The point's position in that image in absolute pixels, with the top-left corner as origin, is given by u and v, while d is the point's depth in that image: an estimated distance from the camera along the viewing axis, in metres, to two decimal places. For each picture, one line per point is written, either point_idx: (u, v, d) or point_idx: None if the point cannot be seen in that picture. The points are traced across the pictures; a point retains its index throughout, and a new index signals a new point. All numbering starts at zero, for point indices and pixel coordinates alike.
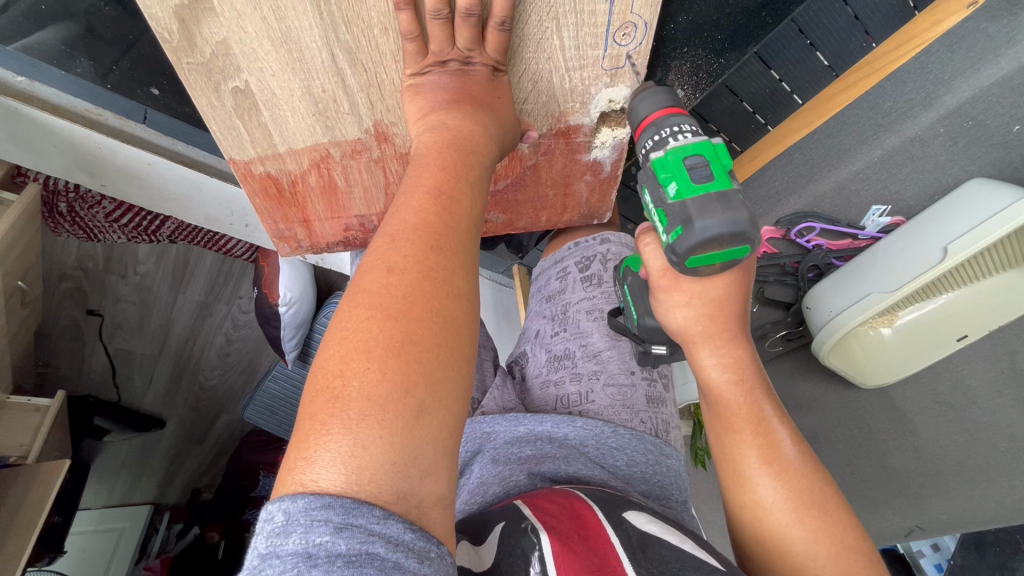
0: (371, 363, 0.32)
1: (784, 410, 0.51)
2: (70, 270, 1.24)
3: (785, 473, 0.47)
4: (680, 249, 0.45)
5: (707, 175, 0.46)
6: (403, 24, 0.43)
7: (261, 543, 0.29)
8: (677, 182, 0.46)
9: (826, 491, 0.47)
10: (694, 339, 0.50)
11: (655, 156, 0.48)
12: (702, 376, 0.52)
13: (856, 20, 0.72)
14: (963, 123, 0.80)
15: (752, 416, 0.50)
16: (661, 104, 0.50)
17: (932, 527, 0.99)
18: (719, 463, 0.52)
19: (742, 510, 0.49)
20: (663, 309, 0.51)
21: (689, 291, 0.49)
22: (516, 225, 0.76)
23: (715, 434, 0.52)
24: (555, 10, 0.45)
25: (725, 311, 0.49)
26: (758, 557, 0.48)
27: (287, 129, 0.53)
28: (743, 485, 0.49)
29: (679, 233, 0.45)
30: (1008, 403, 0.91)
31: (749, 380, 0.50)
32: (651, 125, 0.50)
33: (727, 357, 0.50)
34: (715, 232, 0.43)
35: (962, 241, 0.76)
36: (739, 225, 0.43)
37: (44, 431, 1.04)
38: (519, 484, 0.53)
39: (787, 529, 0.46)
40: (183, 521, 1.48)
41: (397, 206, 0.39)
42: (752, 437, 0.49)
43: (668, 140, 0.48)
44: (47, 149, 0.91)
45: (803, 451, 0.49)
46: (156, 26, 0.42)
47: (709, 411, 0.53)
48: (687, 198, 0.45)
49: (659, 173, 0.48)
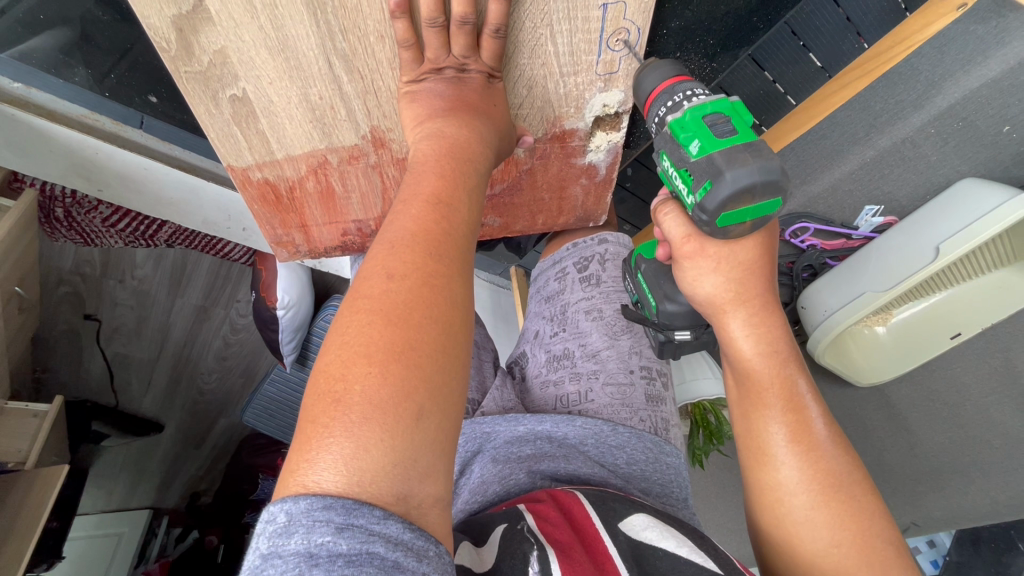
0: (372, 367, 0.32)
1: (816, 388, 0.52)
2: (67, 274, 1.25)
3: (812, 453, 0.48)
4: (711, 206, 0.45)
5: (730, 130, 0.47)
6: (399, 32, 0.44)
7: (263, 543, 0.29)
8: (700, 140, 0.47)
9: (854, 475, 0.47)
10: (723, 308, 0.51)
11: (672, 118, 0.48)
12: (732, 349, 0.52)
13: (849, 22, 0.73)
14: (953, 124, 0.81)
15: (783, 391, 0.50)
16: (668, 74, 0.50)
17: (928, 524, 1.00)
18: (742, 442, 0.52)
19: (763, 490, 0.49)
20: (689, 278, 0.52)
21: (717, 255, 0.50)
22: (513, 229, 0.77)
23: (741, 410, 0.52)
24: (549, 17, 0.46)
25: (753, 276, 0.50)
26: (776, 542, 0.49)
27: (285, 136, 0.54)
28: (767, 464, 0.49)
29: (708, 188, 0.45)
30: (1000, 400, 0.93)
31: (781, 353, 0.51)
32: (661, 94, 0.50)
33: (758, 327, 0.51)
34: (747, 181, 0.44)
35: (953, 241, 0.77)
36: (771, 173, 0.44)
37: (42, 436, 1.04)
38: (520, 484, 0.54)
39: (809, 512, 0.46)
40: (182, 525, 1.48)
41: (396, 213, 0.40)
42: (780, 415, 0.50)
43: (683, 103, 0.48)
44: (44, 155, 0.91)
45: (833, 431, 0.50)
46: (154, 36, 0.43)
47: (737, 386, 0.53)
48: (711, 153, 0.46)
49: (679, 133, 0.48)
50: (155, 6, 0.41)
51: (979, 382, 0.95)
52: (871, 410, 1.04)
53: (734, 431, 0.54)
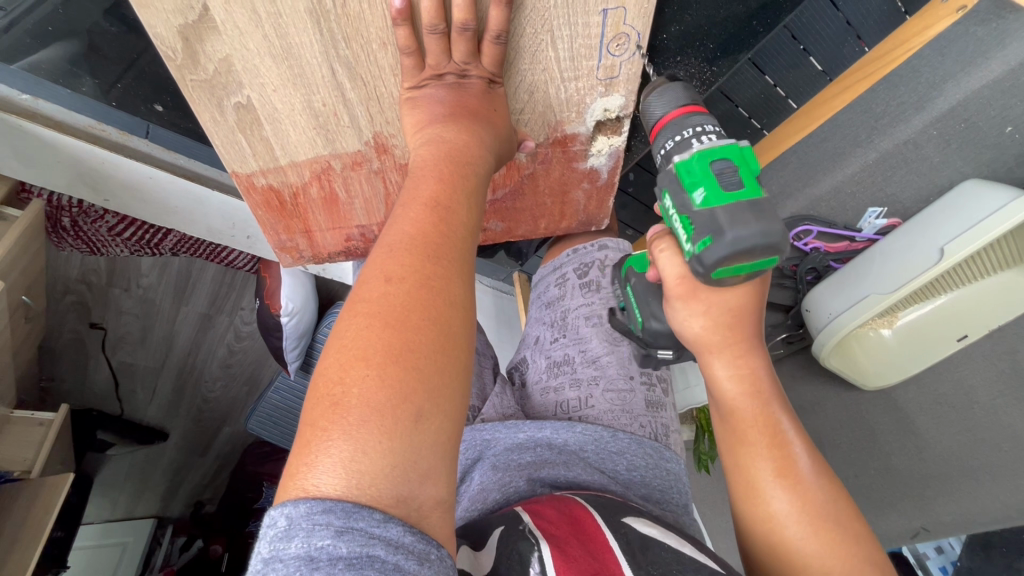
0: (370, 370, 0.33)
1: (796, 422, 0.51)
2: (74, 283, 1.25)
3: (800, 485, 0.48)
4: (709, 260, 0.45)
5: (735, 182, 0.48)
6: (400, 39, 0.44)
7: (264, 547, 0.29)
8: (705, 189, 0.48)
9: (840, 505, 0.47)
10: (709, 347, 0.51)
11: (680, 160, 0.50)
12: (716, 390, 0.52)
13: (849, 26, 0.73)
14: (956, 125, 0.80)
15: (767, 427, 0.50)
16: (678, 103, 0.53)
17: (938, 529, 0.98)
18: (729, 476, 0.52)
19: (753, 523, 0.49)
20: (681, 318, 0.52)
21: (708, 300, 0.50)
22: (515, 233, 0.77)
23: (726, 447, 0.52)
24: (550, 23, 0.46)
25: (741, 322, 0.50)
26: (768, 573, 0.48)
27: (289, 143, 0.54)
28: (756, 498, 0.49)
29: (708, 243, 0.45)
30: (1009, 403, 0.91)
31: (763, 392, 0.51)
32: (671, 125, 0.52)
33: (742, 367, 0.51)
34: (747, 243, 0.44)
35: (957, 242, 0.77)
36: (773, 236, 0.44)
37: (49, 442, 1.05)
38: (519, 491, 0.54)
39: (802, 542, 0.46)
40: (186, 535, 1.47)
41: (394, 217, 0.40)
42: (766, 450, 0.49)
43: (692, 141, 0.50)
44: (50, 165, 0.92)
45: (818, 465, 0.49)
46: (160, 45, 0.43)
47: (720, 424, 0.53)
48: (716, 206, 0.46)
49: (686, 179, 0.49)
50: (161, 15, 0.41)
51: (987, 385, 0.93)
52: (877, 414, 1.03)
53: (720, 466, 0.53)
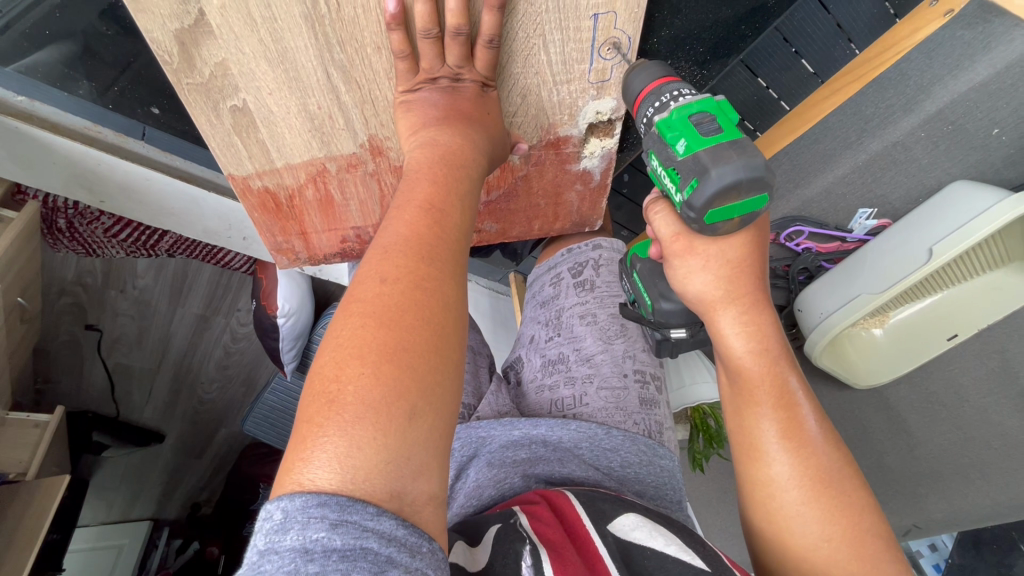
0: (365, 368, 0.33)
1: (807, 385, 0.52)
2: (69, 285, 1.26)
3: (803, 449, 0.49)
4: (698, 203, 0.46)
5: (715, 128, 0.48)
6: (394, 43, 0.45)
7: (260, 540, 0.30)
8: (686, 139, 0.48)
9: (844, 470, 0.48)
10: (715, 304, 0.52)
11: (660, 118, 0.49)
12: (724, 347, 0.52)
13: (840, 28, 0.74)
14: (943, 127, 0.82)
15: (775, 389, 0.50)
16: (655, 75, 0.51)
17: (929, 526, 1.01)
18: (734, 437, 0.53)
19: (755, 486, 0.50)
20: (679, 276, 0.53)
21: (705, 253, 0.51)
22: (509, 234, 0.77)
23: (734, 406, 0.53)
24: (542, 27, 0.47)
25: (743, 273, 0.51)
26: (766, 537, 0.49)
27: (284, 145, 0.55)
28: (759, 460, 0.50)
29: (696, 186, 0.46)
30: (998, 401, 0.93)
31: (771, 351, 0.51)
32: (649, 95, 0.50)
33: (749, 324, 0.51)
34: (733, 179, 0.45)
35: (947, 242, 0.78)
36: (756, 169, 0.45)
37: (44, 444, 1.05)
38: (513, 487, 0.56)
39: (800, 507, 0.47)
40: (183, 536, 1.46)
41: (390, 219, 0.41)
42: (772, 412, 0.50)
43: (670, 104, 0.49)
44: (46, 167, 0.93)
45: (826, 429, 0.50)
46: (156, 49, 0.44)
47: (729, 383, 0.54)
48: (697, 151, 0.47)
49: (666, 133, 0.49)
50: (158, 21, 0.42)
51: (977, 384, 0.95)
52: (870, 413, 1.04)
53: (727, 427, 0.54)
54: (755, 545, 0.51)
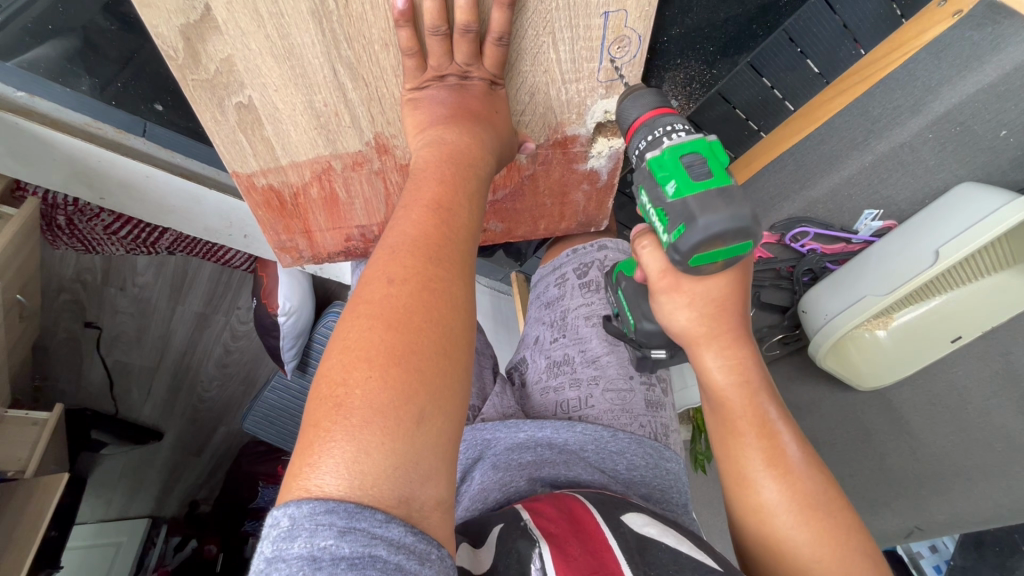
0: (373, 371, 0.33)
1: (787, 411, 0.52)
2: (68, 282, 1.24)
3: (790, 475, 0.48)
4: (684, 248, 0.46)
5: (705, 172, 0.48)
6: (403, 40, 0.44)
7: (267, 547, 0.29)
8: (676, 180, 0.47)
9: (829, 493, 0.48)
10: (698, 340, 0.52)
11: (650, 156, 0.49)
12: (706, 379, 0.52)
13: (846, 29, 0.73)
14: (951, 128, 0.81)
15: (756, 418, 0.50)
16: (650, 105, 0.52)
17: (931, 527, 0.99)
18: (720, 466, 0.52)
19: (745, 512, 0.49)
20: (665, 311, 0.53)
21: (691, 292, 0.51)
22: (515, 234, 0.77)
23: (718, 437, 0.52)
24: (552, 25, 0.47)
25: (726, 311, 0.51)
26: (760, 562, 0.49)
27: (290, 143, 0.54)
28: (747, 488, 0.49)
29: (682, 231, 0.46)
30: (1002, 403, 0.92)
31: (751, 382, 0.51)
32: (642, 127, 0.51)
33: (730, 358, 0.51)
34: (719, 228, 0.44)
35: (952, 245, 0.78)
36: (742, 221, 0.45)
37: (43, 442, 1.03)
38: (519, 490, 0.55)
39: (792, 531, 0.47)
40: (181, 534, 1.45)
41: (397, 218, 0.40)
42: (756, 441, 0.50)
43: (662, 140, 0.49)
44: (46, 163, 0.92)
45: (808, 454, 0.50)
46: (162, 44, 0.43)
47: (712, 413, 0.53)
48: (686, 196, 0.47)
49: (657, 172, 0.49)
50: (164, 15, 0.41)
51: (981, 385, 0.94)
52: (873, 414, 1.04)
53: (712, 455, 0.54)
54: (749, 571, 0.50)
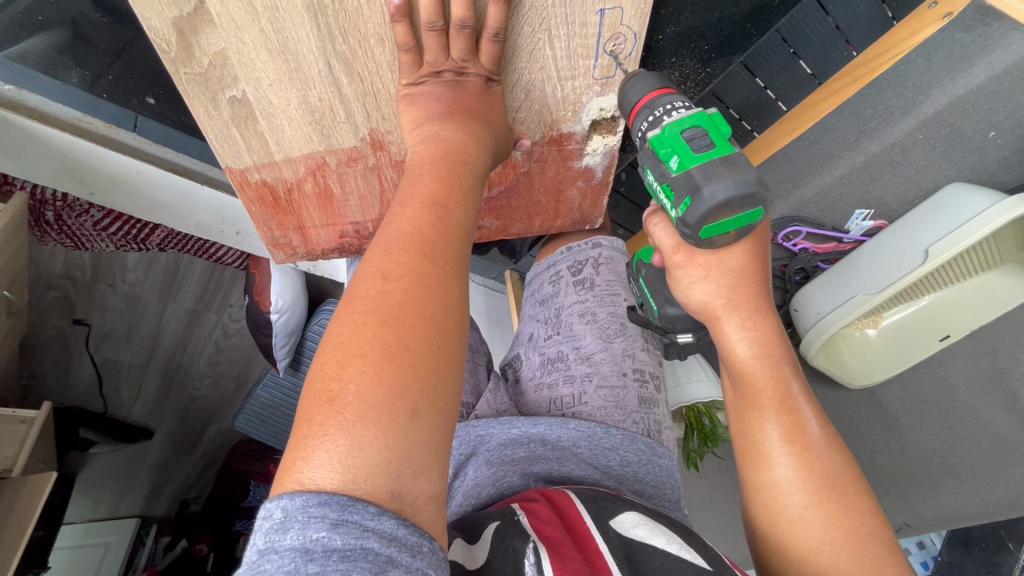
0: (367, 367, 0.33)
1: (808, 389, 0.53)
2: (57, 279, 1.24)
3: (807, 453, 0.49)
4: (692, 220, 0.47)
5: (708, 144, 0.48)
6: (399, 35, 0.44)
7: (259, 539, 0.29)
8: (679, 156, 0.48)
9: (846, 474, 0.48)
10: (716, 312, 0.52)
11: (652, 134, 0.50)
12: (728, 352, 0.53)
13: (838, 30, 0.75)
14: (941, 129, 0.82)
15: (778, 393, 0.51)
16: (651, 87, 0.51)
17: (920, 525, 1.01)
18: (738, 441, 0.53)
19: (758, 488, 0.50)
20: (682, 287, 0.54)
21: (706, 264, 0.52)
22: (510, 231, 0.77)
23: (737, 411, 0.53)
24: (548, 21, 0.47)
25: (745, 281, 0.52)
26: (770, 539, 0.49)
27: (284, 137, 0.54)
28: (762, 463, 0.50)
29: (689, 204, 0.47)
30: (989, 402, 0.93)
31: (774, 357, 0.52)
32: (643, 108, 0.51)
33: (752, 330, 0.52)
34: (727, 196, 0.45)
35: (942, 243, 0.78)
36: (748, 186, 0.46)
37: (31, 441, 1.02)
38: (513, 486, 0.55)
39: (803, 510, 0.47)
40: (170, 534, 1.46)
41: (392, 215, 0.40)
42: (775, 416, 0.50)
43: (663, 118, 0.49)
44: (35, 158, 0.91)
45: (828, 432, 0.50)
46: (154, 37, 0.43)
47: (733, 386, 0.54)
48: (690, 167, 0.48)
49: (659, 149, 0.50)
50: (156, 7, 0.41)
51: (968, 384, 0.95)
52: (862, 412, 1.05)
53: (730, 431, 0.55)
54: (759, 548, 0.51)
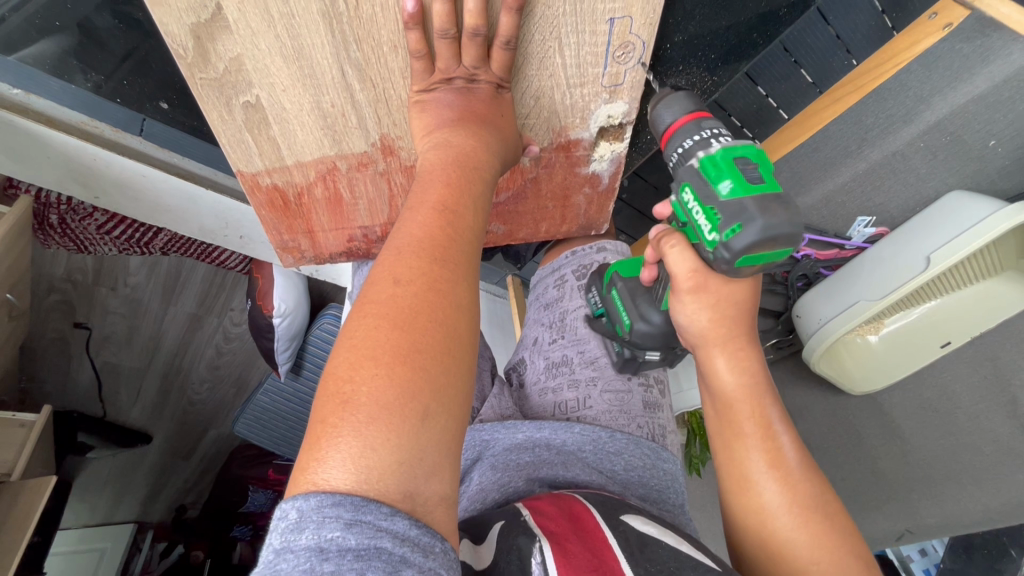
0: (379, 369, 0.33)
1: (785, 415, 0.53)
2: (59, 282, 1.23)
3: (789, 477, 0.49)
4: (736, 246, 0.46)
5: (758, 177, 0.49)
6: (412, 43, 0.45)
7: (276, 539, 0.29)
8: (730, 181, 0.49)
9: (826, 497, 0.49)
10: (707, 341, 0.53)
11: (703, 156, 0.51)
12: (712, 379, 0.53)
13: (839, 40, 0.78)
14: (942, 138, 0.83)
15: (759, 419, 0.51)
16: (687, 108, 0.55)
17: (921, 531, 1.01)
18: (721, 468, 0.53)
19: (747, 514, 0.50)
20: (686, 312, 0.54)
21: (717, 292, 0.52)
22: (516, 236, 0.78)
23: (720, 437, 0.53)
24: (559, 30, 0.47)
25: (735, 313, 0.53)
26: (758, 566, 0.49)
27: (295, 143, 0.55)
28: (748, 489, 0.50)
29: (737, 231, 0.46)
30: (991, 408, 0.93)
31: (755, 383, 0.52)
32: (686, 127, 0.54)
33: (736, 358, 0.52)
34: (775, 232, 0.46)
35: (942, 251, 0.79)
36: (796, 227, 0.46)
37: (31, 444, 1.02)
38: (517, 490, 0.55)
39: (793, 533, 0.47)
40: (167, 539, 1.43)
41: (403, 220, 0.40)
42: (758, 441, 0.51)
43: (710, 141, 0.52)
44: (40, 161, 0.91)
45: (805, 458, 0.51)
46: (171, 43, 0.43)
47: (714, 414, 0.54)
48: (742, 197, 0.47)
49: (709, 172, 0.50)
50: (174, 14, 0.41)
51: (969, 391, 0.95)
52: (863, 418, 1.06)
53: (712, 458, 0.54)
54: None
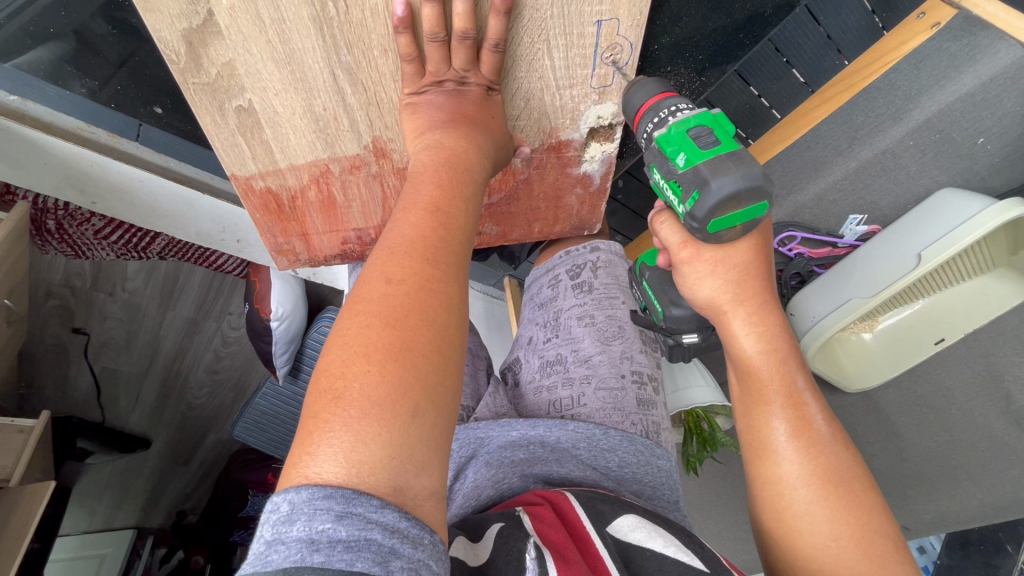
0: (371, 365, 0.33)
1: (814, 385, 0.54)
2: (57, 287, 1.26)
3: (812, 446, 0.50)
4: (700, 214, 0.48)
5: (713, 141, 0.49)
6: (402, 47, 0.46)
7: (267, 531, 0.30)
8: (685, 152, 0.49)
9: (852, 469, 0.49)
10: (724, 307, 0.54)
11: (659, 134, 0.51)
12: (735, 348, 0.54)
13: (829, 39, 0.79)
14: (932, 136, 0.83)
15: (784, 389, 0.52)
16: (654, 91, 0.53)
17: (919, 527, 1.01)
18: (744, 437, 0.54)
19: (765, 485, 0.51)
20: (689, 282, 0.55)
21: (712, 259, 0.53)
22: (509, 237, 0.78)
23: (744, 406, 0.55)
24: (547, 32, 0.48)
25: (749, 278, 0.53)
26: (775, 536, 0.50)
27: (289, 146, 0.55)
28: (768, 458, 0.51)
29: (696, 198, 0.48)
30: (985, 404, 0.93)
31: (781, 351, 0.53)
32: (648, 111, 0.52)
33: (758, 325, 0.53)
34: (733, 189, 0.46)
35: (933, 248, 0.80)
36: (754, 180, 0.47)
37: (29, 451, 1.02)
38: (513, 487, 0.57)
39: (809, 505, 0.48)
40: (166, 545, 1.41)
41: (395, 221, 0.41)
42: (781, 410, 0.52)
43: (668, 119, 0.51)
44: (37, 167, 0.92)
45: (834, 428, 0.51)
46: (164, 48, 0.44)
47: (739, 384, 0.55)
48: (697, 164, 0.48)
49: (666, 147, 0.51)
50: (166, 20, 0.42)
51: (963, 387, 0.95)
52: (860, 415, 1.06)
53: (736, 427, 0.56)
54: (765, 546, 0.52)
